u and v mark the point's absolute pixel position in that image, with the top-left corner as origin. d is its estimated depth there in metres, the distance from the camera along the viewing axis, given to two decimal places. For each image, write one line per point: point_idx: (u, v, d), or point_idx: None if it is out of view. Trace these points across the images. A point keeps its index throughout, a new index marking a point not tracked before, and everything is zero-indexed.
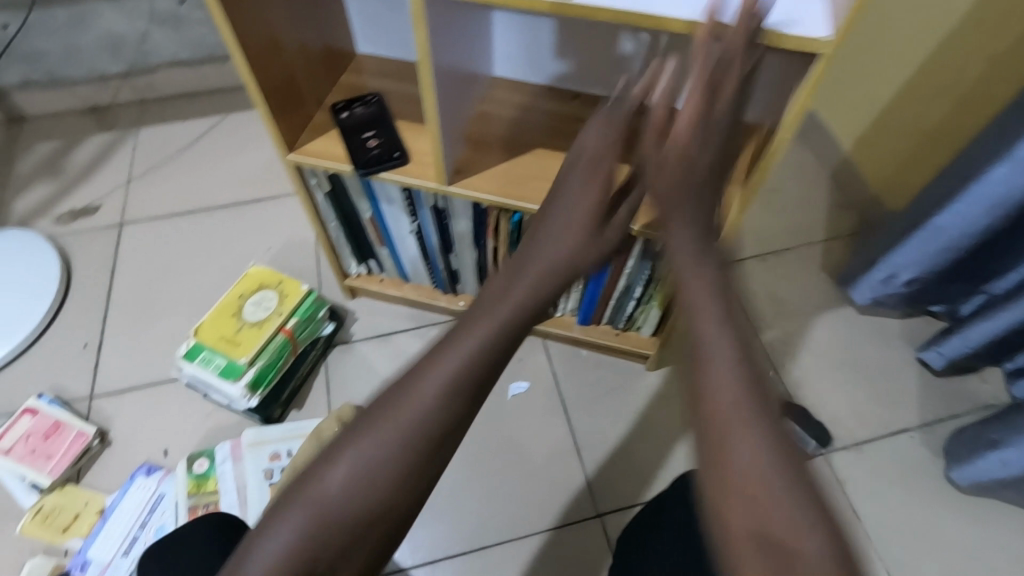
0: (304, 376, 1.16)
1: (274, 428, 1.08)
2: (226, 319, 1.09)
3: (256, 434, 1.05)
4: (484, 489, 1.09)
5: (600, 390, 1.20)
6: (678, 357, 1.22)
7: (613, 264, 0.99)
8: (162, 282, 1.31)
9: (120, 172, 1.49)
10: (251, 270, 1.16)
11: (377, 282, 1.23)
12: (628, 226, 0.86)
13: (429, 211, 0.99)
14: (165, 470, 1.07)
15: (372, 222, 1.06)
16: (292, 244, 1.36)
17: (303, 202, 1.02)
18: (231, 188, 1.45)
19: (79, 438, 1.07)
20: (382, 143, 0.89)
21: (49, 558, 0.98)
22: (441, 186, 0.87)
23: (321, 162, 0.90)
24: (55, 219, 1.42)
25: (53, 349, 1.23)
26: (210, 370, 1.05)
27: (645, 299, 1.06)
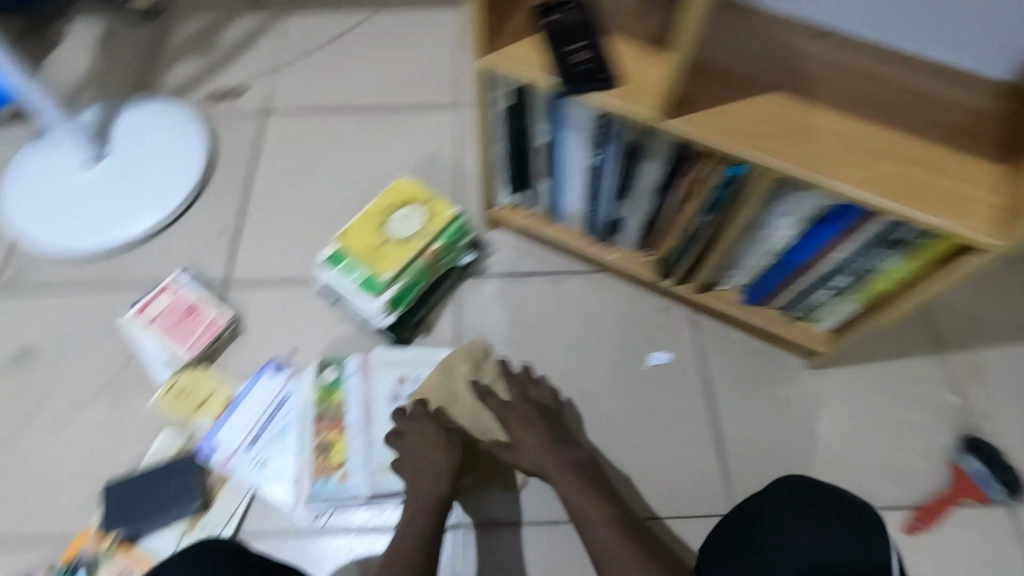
0: (437, 301, 1.11)
1: (405, 350, 1.05)
2: (370, 229, 1.02)
3: (385, 353, 1.03)
4: (611, 460, 1.02)
5: (750, 379, 1.07)
6: (847, 359, 1.07)
7: (823, 245, 0.83)
8: (301, 179, 1.27)
9: (268, 55, 1.43)
10: (399, 181, 1.09)
11: (524, 217, 1.12)
12: (879, 202, 0.70)
13: (618, 147, 0.86)
14: (292, 371, 1.05)
15: (545, 150, 0.94)
16: (434, 160, 1.28)
17: (477, 115, 0.92)
18: (376, 90, 1.37)
19: (213, 325, 1.06)
20: (590, 58, 0.76)
21: (181, 433, 1.01)
22: (656, 120, 0.75)
23: (518, 71, 0.78)
24: (203, 96, 1.38)
25: (194, 229, 1.22)
26: (351, 280, 0.99)
27: (844, 291, 0.90)
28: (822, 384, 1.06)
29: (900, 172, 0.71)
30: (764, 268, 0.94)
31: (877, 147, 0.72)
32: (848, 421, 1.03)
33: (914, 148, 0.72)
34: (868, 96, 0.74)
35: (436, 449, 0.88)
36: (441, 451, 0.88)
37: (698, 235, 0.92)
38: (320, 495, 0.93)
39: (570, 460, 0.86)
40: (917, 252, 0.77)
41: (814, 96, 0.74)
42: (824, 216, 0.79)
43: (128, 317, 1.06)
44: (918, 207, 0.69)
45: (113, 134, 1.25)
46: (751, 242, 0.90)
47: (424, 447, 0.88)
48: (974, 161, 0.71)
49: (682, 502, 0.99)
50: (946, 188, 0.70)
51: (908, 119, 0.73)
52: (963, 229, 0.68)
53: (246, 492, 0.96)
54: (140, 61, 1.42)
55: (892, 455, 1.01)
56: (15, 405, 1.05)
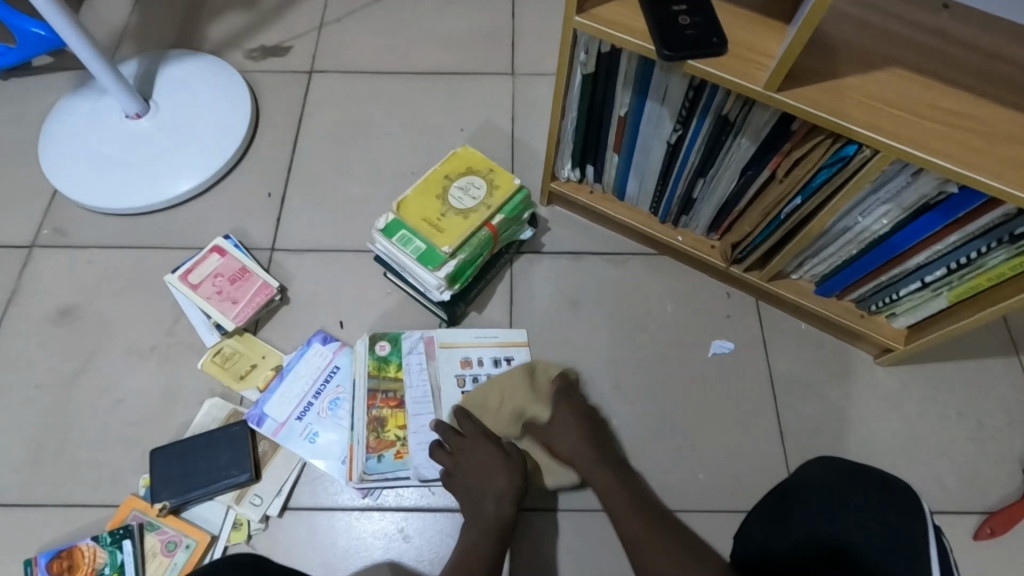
0: (491, 279, 1.06)
1: (466, 331, 1.02)
2: (430, 199, 0.97)
3: (447, 334, 1.01)
4: (670, 450, 0.98)
5: (817, 374, 1.03)
6: (916, 358, 1.03)
7: (924, 235, 0.78)
8: (349, 144, 1.22)
9: (313, 14, 1.37)
10: (459, 149, 1.03)
11: (586, 193, 1.07)
12: (1006, 189, 0.64)
13: (709, 120, 0.80)
14: (341, 344, 1.02)
15: (623, 122, 0.88)
16: (488, 131, 1.23)
17: (555, 80, 0.86)
18: (427, 55, 1.31)
19: (264, 290, 1.02)
20: (696, 22, 0.70)
21: (227, 402, 0.98)
22: (767, 93, 0.68)
23: (614, 32, 0.72)
24: (246, 52, 1.32)
25: (237, 191, 1.17)
26: (408, 252, 0.95)
27: (935, 286, 0.84)
28: (891, 382, 1.02)
29: None
30: (846, 260, 0.89)
31: (1005, 131, 0.66)
32: (917, 421, 1.00)
33: None
34: (994, 78, 0.69)
35: (493, 460, 0.87)
36: (500, 469, 0.86)
37: (784, 218, 0.85)
38: (372, 472, 0.90)
39: (605, 462, 0.88)
40: None
41: (938, 75, 0.69)
42: (934, 204, 0.73)
43: (174, 280, 1.02)
44: None
45: (155, 88, 1.20)
46: (837, 231, 0.85)
47: (482, 462, 0.87)
48: None
49: (744, 497, 0.95)
50: None
51: None
52: None
53: (296, 464, 0.93)
54: (181, 13, 1.36)
55: (962, 458, 0.97)
56: (56, 366, 1.01)
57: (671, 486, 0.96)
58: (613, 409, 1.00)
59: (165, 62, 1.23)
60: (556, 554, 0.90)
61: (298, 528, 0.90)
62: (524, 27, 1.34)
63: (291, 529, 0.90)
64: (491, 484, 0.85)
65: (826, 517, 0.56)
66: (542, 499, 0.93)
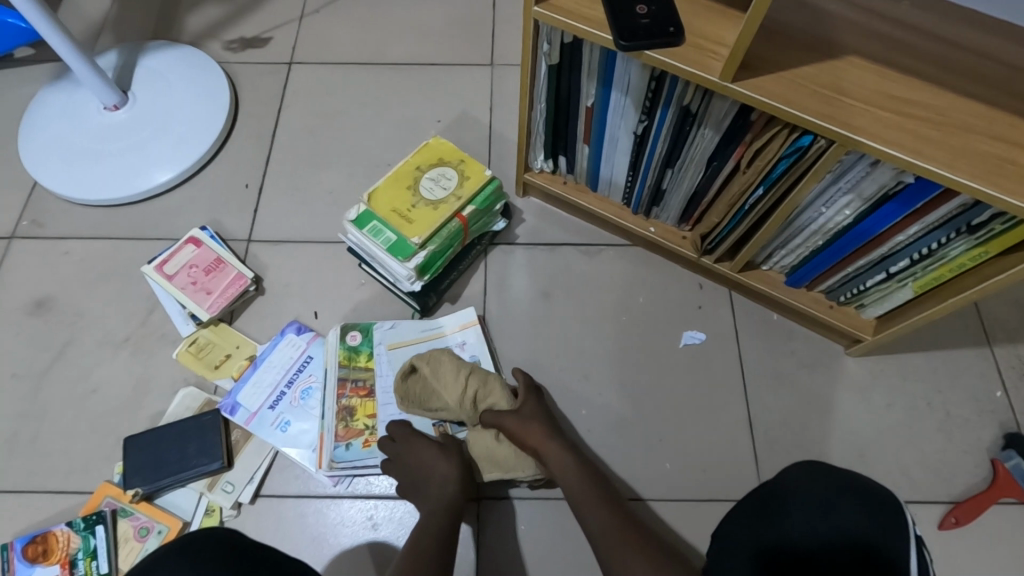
0: (464, 270, 1.07)
1: (413, 326, 1.02)
2: (401, 190, 0.98)
3: (394, 334, 1.01)
4: (639, 440, 0.99)
5: (787, 365, 1.03)
6: (885, 349, 1.04)
7: (887, 226, 0.78)
8: (328, 135, 1.22)
9: (294, 4, 1.36)
10: (431, 140, 1.04)
11: (559, 184, 1.07)
12: (959, 179, 0.64)
13: (672, 111, 0.80)
14: (314, 335, 1.03)
15: (590, 112, 0.88)
16: (465, 122, 1.23)
17: (521, 71, 0.86)
18: (407, 45, 1.31)
19: (238, 281, 1.03)
20: (653, 12, 0.70)
21: (201, 391, 0.99)
22: (723, 82, 0.68)
23: (572, 23, 0.72)
24: (226, 44, 1.32)
25: (215, 183, 1.18)
26: (378, 243, 0.95)
27: (900, 277, 0.84)
28: (861, 372, 1.03)
29: (983, 150, 0.65)
30: (812, 251, 0.90)
31: (963, 122, 0.66)
32: (886, 412, 1.00)
33: (1005, 126, 0.66)
34: (956, 68, 0.69)
35: (434, 454, 0.87)
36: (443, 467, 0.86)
37: (749, 208, 0.85)
38: (340, 461, 0.92)
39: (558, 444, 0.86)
40: (988, 239, 0.72)
41: (898, 65, 0.69)
42: (893, 194, 0.73)
43: (150, 271, 1.03)
44: (1004, 186, 0.63)
45: (134, 80, 1.20)
46: (802, 221, 0.85)
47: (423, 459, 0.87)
48: None
49: (712, 486, 0.96)
50: None
51: (1001, 97, 0.67)
52: None
53: (267, 453, 0.94)
54: (161, 4, 1.36)
55: (931, 448, 0.98)
56: (36, 355, 1.03)
57: (639, 475, 0.97)
58: (583, 399, 1.01)
59: (143, 53, 1.23)
60: (523, 542, 0.92)
61: (269, 515, 0.91)
62: (504, 16, 1.34)
63: (262, 516, 0.91)
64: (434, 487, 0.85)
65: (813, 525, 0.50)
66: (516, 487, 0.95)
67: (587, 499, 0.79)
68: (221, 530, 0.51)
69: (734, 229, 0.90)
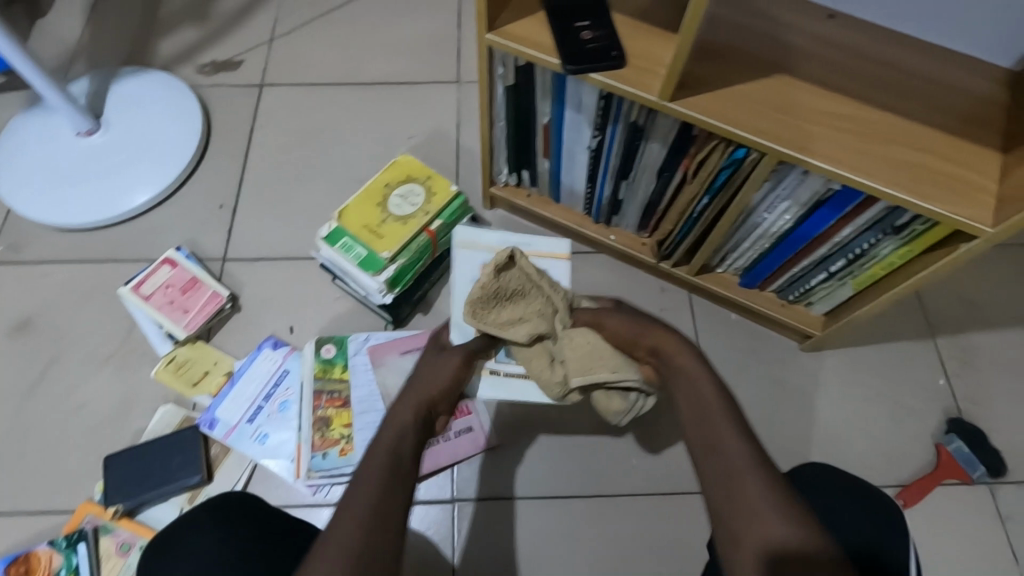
0: (435, 282, 1.11)
1: (490, 233, 0.95)
2: (371, 207, 1.02)
3: (467, 233, 0.94)
4: (607, 439, 1.03)
5: (745, 362, 1.09)
6: (835, 343, 1.10)
7: (822, 228, 0.84)
8: (301, 153, 1.26)
9: (264, 27, 1.40)
10: (399, 157, 1.07)
11: (524, 197, 1.12)
12: (877, 185, 0.70)
13: (621, 127, 0.86)
14: (291, 348, 1.06)
15: (547, 129, 0.93)
16: (434, 138, 1.27)
17: (480, 92, 0.91)
18: (376, 65, 1.35)
19: (214, 298, 1.06)
20: (597, 37, 0.75)
21: (180, 408, 1.02)
22: (663, 102, 0.74)
23: (523, 48, 0.77)
24: (198, 67, 1.35)
25: (190, 204, 1.20)
26: (350, 258, 0.99)
27: (840, 275, 0.90)
28: (814, 366, 1.08)
29: (899, 158, 0.71)
30: (761, 253, 0.95)
31: (882, 132, 0.72)
32: (839, 403, 1.06)
33: (919, 135, 0.72)
34: (875, 82, 0.75)
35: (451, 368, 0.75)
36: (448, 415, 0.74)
37: (698, 216, 0.90)
38: (317, 469, 0.94)
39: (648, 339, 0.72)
40: (911, 239, 0.78)
41: (822, 81, 0.75)
42: (824, 200, 0.79)
43: (127, 292, 1.05)
44: (917, 191, 0.69)
45: (107, 105, 1.23)
46: (749, 225, 0.91)
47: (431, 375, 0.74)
48: (970, 152, 0.71)
49: (677, 480, 1.01)
50: (949, 175, 0.70)
51: (916, 108, 0.73)
52: (957, 215, 0.68)
53: (247, 466, 0.98)
54: (132, 29, 1.39)
55: (880, 436, 1.04)
56: (15, 378, 1.04)
57: (607, 472, 1.01)
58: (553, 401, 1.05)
59: (116, 79, 1.26)
60: (495, 539, 0.97)
61: None
62: (469, 35, 1.39)
63: None
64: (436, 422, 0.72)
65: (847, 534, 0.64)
66: (489, 488, 1.00)
67: (673, 360, 0.67)
68: (244, 495, 0.74)
69: (688, 234, 0.95)
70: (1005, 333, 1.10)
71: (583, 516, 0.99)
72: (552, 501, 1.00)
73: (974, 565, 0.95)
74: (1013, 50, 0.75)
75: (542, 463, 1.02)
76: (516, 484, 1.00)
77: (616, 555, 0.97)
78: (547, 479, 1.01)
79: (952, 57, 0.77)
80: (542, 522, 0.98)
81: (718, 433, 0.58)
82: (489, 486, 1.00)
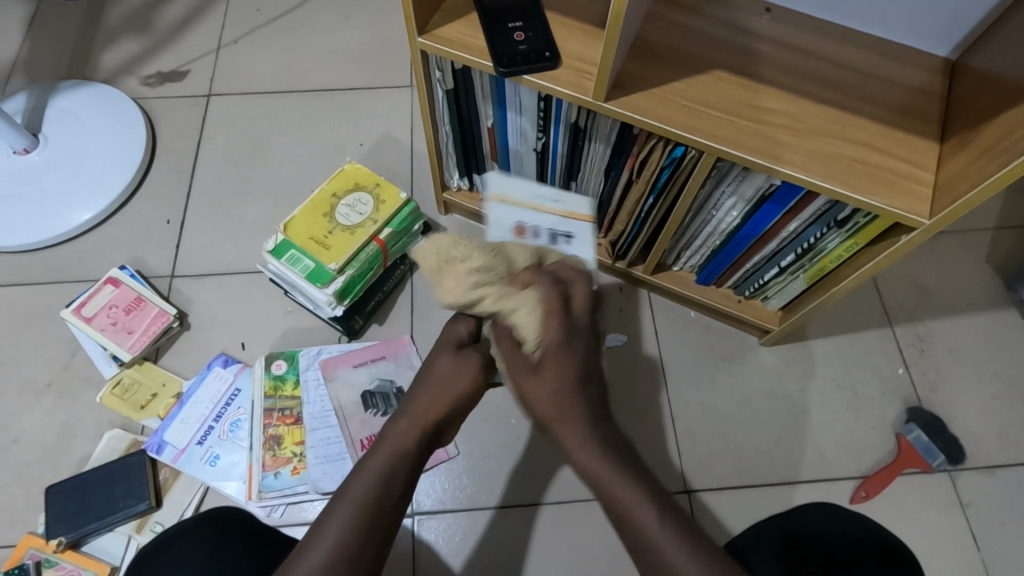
0: (389, 291, 1.08)
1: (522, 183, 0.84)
2: (318, 217, 0.99)
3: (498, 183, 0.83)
4: None
5: (705, 359, 1.08)
6: (794, 337, 1.09)
7: (769, 224, 0.83)
8: (250, 164, 1.23)
9: (210, 36, 1.37)
10: (347, 166, 1.05)
11: (477, 201, 1.10)
12: (815, 180, 0.69)
13: (563, 129, 0.84)
14: (242, 365, 1.03)
15: (491, 132, 0.92)
16: (387, 144, 1.25)
17: (420, 97, 0.89)
18: (327, 70, 1.33)
19: (160, 317, 1.03)
20: (530, 38, 0.74)
21: (127, 432, 0.99)
22: (598, 101, 0.73)
23: (455, 51, 0.75)
24: (142, 79, 1.32)
25: (135, 220, 1.17)
26: (297, 271, 0.96)
27: (791, 270, 0.90)
28: (774, 360, 1.08)
29: (837, 152, 0.70)
30: (713, 250, 0.94)
31: (819, 126, 0.72)
32: (799, 397, 1.06)
33: (856, 127, 0.72)
34: (811, 75, 0.74)
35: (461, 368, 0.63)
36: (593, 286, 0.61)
37: (647, 215, 0.89)
38: (270, 490, 0.93)
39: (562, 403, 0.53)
40: (855, 231, 0.77)
41: (758, 76, 0.74)
42: (768, 196, 0.79)
43: (67, 315, 1.02)
44: (855, 185, 0.69)
45: (44, 121, 1.19)
46: (699, 222, 0.90)
47: (428, 378, 0.62)
48: (907, 142, 0.71)
49: None
50: (885, 166, 0.70)
51: (852, 101, 0.73)
52: (893, 207, 0.68)
53: (197, 489, 0.95)
54: (72, 42, 1.35)
55: (841, 428, 1.03)
56: None
57: (569, 477, 1.00)
58: (513, 408, 1.04)
59: (54, 94, 1.22)
60: (455, 551, 0.96)
61: None
62: None
63: None
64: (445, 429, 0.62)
65: (860, 531, 0.64)
66: (448, 500, 0.98)
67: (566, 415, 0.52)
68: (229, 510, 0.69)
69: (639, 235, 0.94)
70: (961, 320, 1.10)
71: (545, 523, 0.97)
72: (513, 509, 0.98)
73: (936, 553, 0.96)
74: (948, 41, 0.75)
75: (502, 472, 1.00)
76: (477, 495, 0.99)
77: (578, 561, 0.95)
78: (508, 487, 0.99)
79: (888, 48, 0.77)
80: (503, 533, 0.97)
81: (620, 490, 0.49)
82: (449, 498, 0.98)
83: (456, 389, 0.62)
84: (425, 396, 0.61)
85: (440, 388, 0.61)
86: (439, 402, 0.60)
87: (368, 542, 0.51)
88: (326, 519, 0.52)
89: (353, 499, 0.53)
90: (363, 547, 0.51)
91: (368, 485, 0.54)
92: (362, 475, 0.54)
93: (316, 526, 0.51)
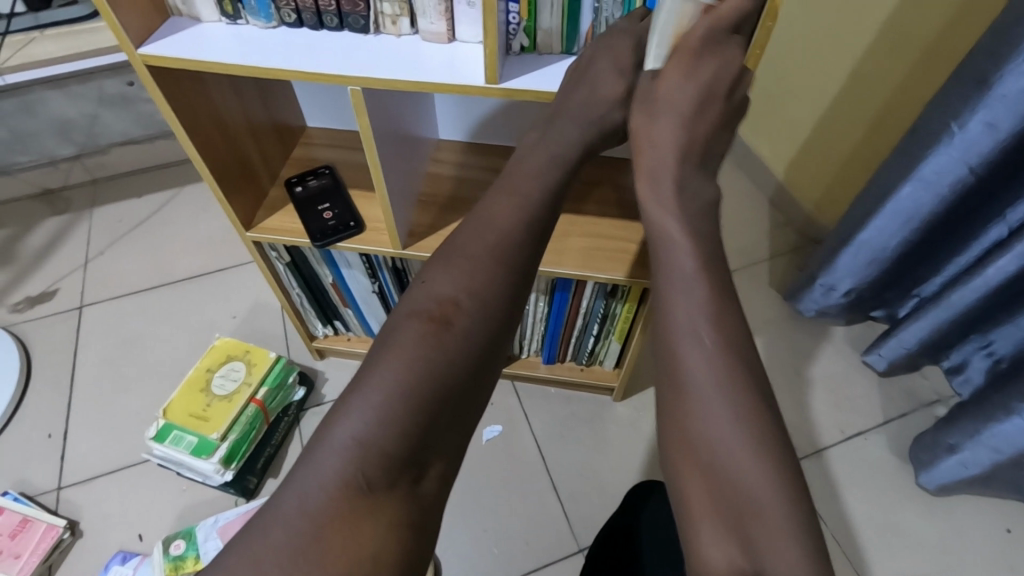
0: (278, 444, 1.16)
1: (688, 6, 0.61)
2: (195, 394, 1.09)
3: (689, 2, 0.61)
4: (469, 540, 1.11)
5: (573, 425, 1.23)
6: (639, 386, 1.27)
7: (568, 304, 1.04)
8: (128, 359, 1.31)
9: (78, 252, 1.48)
10: (217, 342, 1.17)
11: (345, 341, 1.25)
12: (572, 270, 0.90)
13: (388, 272, 1.03)
14: (142, 556, 1.06)
15: (335, 286, 1.09)
16: (258, 311, 1.38)
17: (265, 273, 1.05)
18: (191, 258, 1.47)
19: (50, 531, 1.05)
20: (336, 214, 0.94)
21: None
22: (397, 250, 0.92)
23: (279, 237, 0.94)
24: (10, 307, 1.39)
25: (16, 442, 1.20)
26: (182, 449, 1.04)
27: (603, 334, 1.10)
28: (628, 410, 1.25)
29: (580, 247, 0.93)
30: (542, 333, 1.13)
31: (566, 230, 0.95)
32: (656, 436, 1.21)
33: (592, 224, 0.95)
34: None
35: (549, 140, 0.65)
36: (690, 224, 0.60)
37: None
38: None
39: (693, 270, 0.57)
40: (626, 296, 0.99)
41: None
42: (555, 286, 1.00)
43: None
44: (599, 267, 0.90)
45: None
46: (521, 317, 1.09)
47: (487, 214, 0.61)
48: (630, 228, 0.95)
49: (540, 555, 1.09)
50: (620, 248, 0.92)
51: (587, 207, 0.97)
52: (627, 276, 0.89)
53: None
54: None
55: None
56: None
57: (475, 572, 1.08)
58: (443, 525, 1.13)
59: None
60: None
61: None
62: None
63: None
64: (479, 370, 0.55)
65: None
66: None
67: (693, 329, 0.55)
68: None
69: None
70: (764, 336, 1.35)
71: None
72: None
73: None
74: None
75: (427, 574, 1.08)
76: None
77: None
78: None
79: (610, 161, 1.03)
80: None
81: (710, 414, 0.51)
82: None
83: (519, 250, 0.60)
84: (459, 261, 0.58)
85: (493, 224, 0.60)
86: (494, 238, 0.59)
87: (369, 464, 0.48)
88: (347, 400, 0.51)
89: (337, 447, 0.49)
90: (375, 503, 0.48)
91: (386, 387, 0.51)
92: (379, 388, 0.51)
93: (320, 429, 0.51)
